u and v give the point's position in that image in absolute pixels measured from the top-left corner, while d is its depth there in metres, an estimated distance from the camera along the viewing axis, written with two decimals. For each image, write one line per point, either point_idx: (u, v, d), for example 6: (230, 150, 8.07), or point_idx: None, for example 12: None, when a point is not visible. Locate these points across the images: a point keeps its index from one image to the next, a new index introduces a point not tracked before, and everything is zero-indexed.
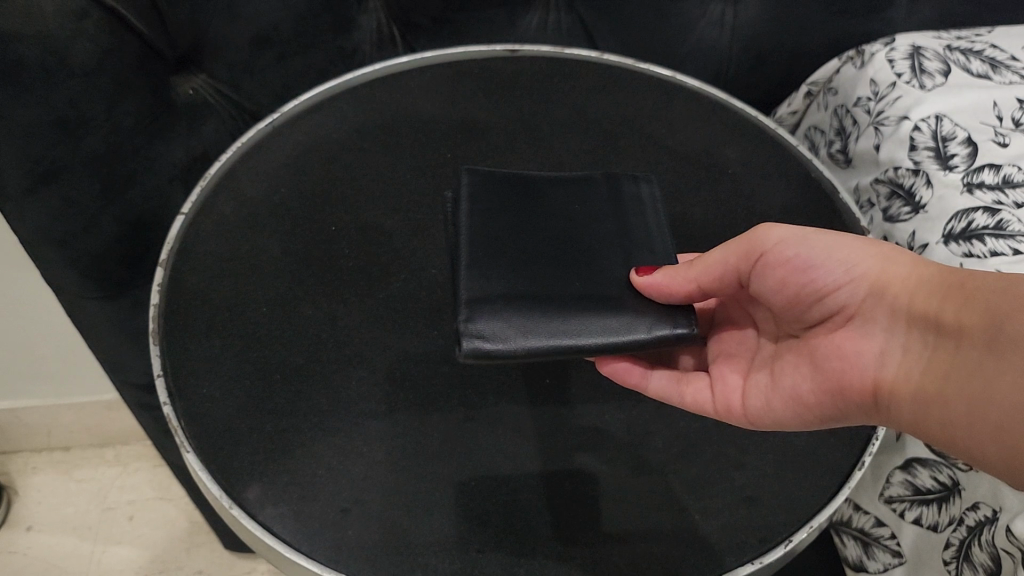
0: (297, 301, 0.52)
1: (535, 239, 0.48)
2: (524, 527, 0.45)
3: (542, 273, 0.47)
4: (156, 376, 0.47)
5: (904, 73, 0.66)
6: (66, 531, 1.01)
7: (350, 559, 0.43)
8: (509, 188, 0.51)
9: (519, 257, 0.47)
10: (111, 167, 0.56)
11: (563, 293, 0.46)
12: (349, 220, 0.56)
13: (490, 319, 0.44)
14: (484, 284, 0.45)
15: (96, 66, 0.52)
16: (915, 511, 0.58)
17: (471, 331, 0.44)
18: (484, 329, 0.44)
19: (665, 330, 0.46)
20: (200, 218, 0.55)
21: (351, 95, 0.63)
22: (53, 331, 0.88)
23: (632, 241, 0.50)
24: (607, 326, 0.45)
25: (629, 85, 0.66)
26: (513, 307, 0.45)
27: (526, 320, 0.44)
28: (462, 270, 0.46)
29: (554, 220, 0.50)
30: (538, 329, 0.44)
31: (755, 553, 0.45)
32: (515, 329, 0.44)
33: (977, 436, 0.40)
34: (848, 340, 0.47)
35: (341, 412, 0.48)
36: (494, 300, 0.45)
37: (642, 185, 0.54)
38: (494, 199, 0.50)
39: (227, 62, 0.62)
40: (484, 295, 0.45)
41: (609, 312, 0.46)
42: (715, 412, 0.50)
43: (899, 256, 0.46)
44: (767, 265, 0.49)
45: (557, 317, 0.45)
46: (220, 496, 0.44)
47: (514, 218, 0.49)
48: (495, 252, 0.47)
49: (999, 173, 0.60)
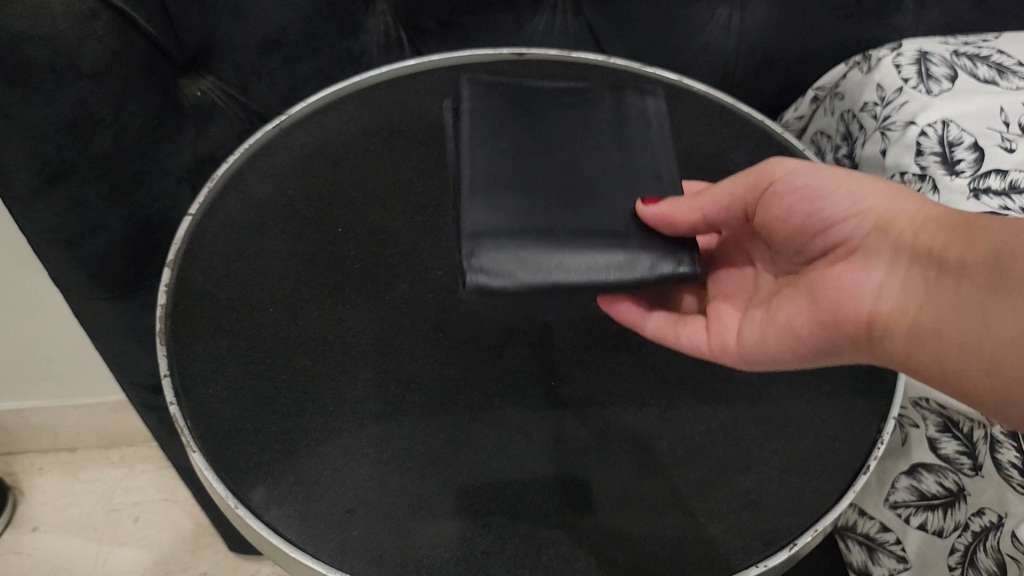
0: (304, 303, 0.52)
1: (536, 170, 0.50)
2: (531, 528, 0.44)
3: (544, 203, 0.48)
4: (162, 375, 0.48)
5: (911, 78, 0.66)
6: (72, 532, 1.01)
7: (355, 559, 0.43)
8: (512, 114, 0.53)
9: (522, 188, 0.49)
10: (120, 168, 0.56)
11: (566, 229, 0.47)
12: (356, 223, 0.56)
13: (492, 253, 0.46)
14: (482, 215, 0.47)
15: (105, 68, 0.52)
16: (921, 516, 0.58)
17: (474, 266, 0.45)
18: (487, 263, 0.45)
19: (664, 267, 0.47)
20: (207, 220, 0.55)
21: (358, 97, 0.63)
22: (55, 328, 0.89)
23: (631, 181, 0.51)
24: (606, 261, 0.46)
25: (636, 89, 0.66)
26: (515, 242, 0.46)
27: (526, 252, 0.46)
28: (467, 202, 0.48)
29: (556, 155, 0.51)
30: (537, 261, 0.46)
31: (760, 557, 0.44)
32: (516, 263, 0.45)
33: (970, 375, 0.41)
34: (847, 273, 0.48)
35: (347, 413, 0.48)
36: (494, 233, 0.46)
37: (649, 101, 0.56)
38: (501, 134, 0.52)
39: (235, 66, 0.62)
40: (486, 227, 0.47)
41: (607, 245, 0.47)
42: (708, 349, 0.53)
43: (907, 196, 0.48)
44: (772, 195, 0.51)
45: (556, 251, 0.46)
46: (225, 497, 0.44)
47: (514, 144, 0.51)
48: (498, 182, 0.49)
49: (1005, 178, 0.61)
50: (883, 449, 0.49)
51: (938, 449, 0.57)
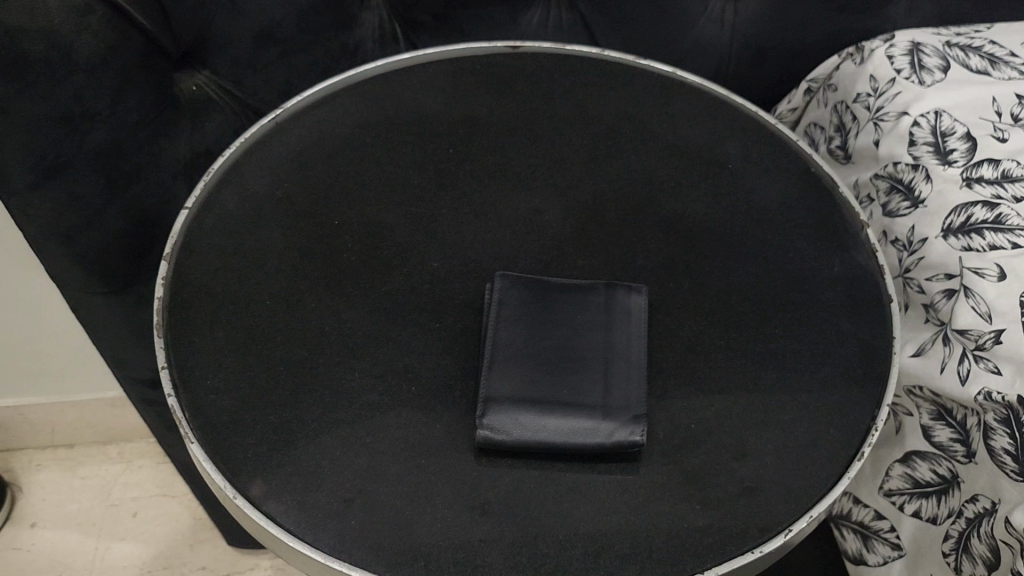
0: (301, 295, 0.52)
1: (534, 324, 0.50)
2: (527, 517, 0.45)
3: (536, 387, 0.48)
4: (161, 368, 0.48)
5: (904, 69, 0.67)
6: (71, 527, 1.01)
7: (353, 549, 0.43)
8: (528, 305, 0.51)
9: (521, 359, 0.49)
10: (117, 163, 0.57)
11: (549, 396, 0.48)
12: (353, 215, 0.57)
13: (499, 413, 0.47)
14: (491, 382, 0.48)
15: (99, 63, 0.52)
16: (915, 504, 0.59)
17: (484, 424, 0.46)
18: (494, 419, 0.47)
19: (623, 434, 0.46)
20: (204, 213, 0.55)
21: (353, 90, 0.63)
22: (48, 315, 0.88)
23: (610, 333, 0.51)
24: (581, 427, 0.47)
25: (631, 81, 0.66)
26: (515, 406, 0.47)
27: (523, 414, 0.47)
28: (483, 372, 0.48)
29: (553, 287, 0.53)
30: (527, 422, 0.47)
31: (756, 542, 0.44)
32: (514, 421, 0.47)
33: None
34: None
35: (346, 404, 0.48)
36: (503, 400, 0.47)
37: (634, 299, 0.52)
38: (510, 281, 0.52)
39: (231, 60, 0.62)
40: (493, 394, 0.47)
41: (579, 415, 0.47)
42: None
43: None
44: None
45: (541, 414, 0.47)
46: (224, 487, 0.44)
47: (513, 341, 0.50)
48: (505, 367, 0.49)
49: (998, 167, 0.60)
50: (878, 435, 0.49)
51: (932, 437, 0.58)
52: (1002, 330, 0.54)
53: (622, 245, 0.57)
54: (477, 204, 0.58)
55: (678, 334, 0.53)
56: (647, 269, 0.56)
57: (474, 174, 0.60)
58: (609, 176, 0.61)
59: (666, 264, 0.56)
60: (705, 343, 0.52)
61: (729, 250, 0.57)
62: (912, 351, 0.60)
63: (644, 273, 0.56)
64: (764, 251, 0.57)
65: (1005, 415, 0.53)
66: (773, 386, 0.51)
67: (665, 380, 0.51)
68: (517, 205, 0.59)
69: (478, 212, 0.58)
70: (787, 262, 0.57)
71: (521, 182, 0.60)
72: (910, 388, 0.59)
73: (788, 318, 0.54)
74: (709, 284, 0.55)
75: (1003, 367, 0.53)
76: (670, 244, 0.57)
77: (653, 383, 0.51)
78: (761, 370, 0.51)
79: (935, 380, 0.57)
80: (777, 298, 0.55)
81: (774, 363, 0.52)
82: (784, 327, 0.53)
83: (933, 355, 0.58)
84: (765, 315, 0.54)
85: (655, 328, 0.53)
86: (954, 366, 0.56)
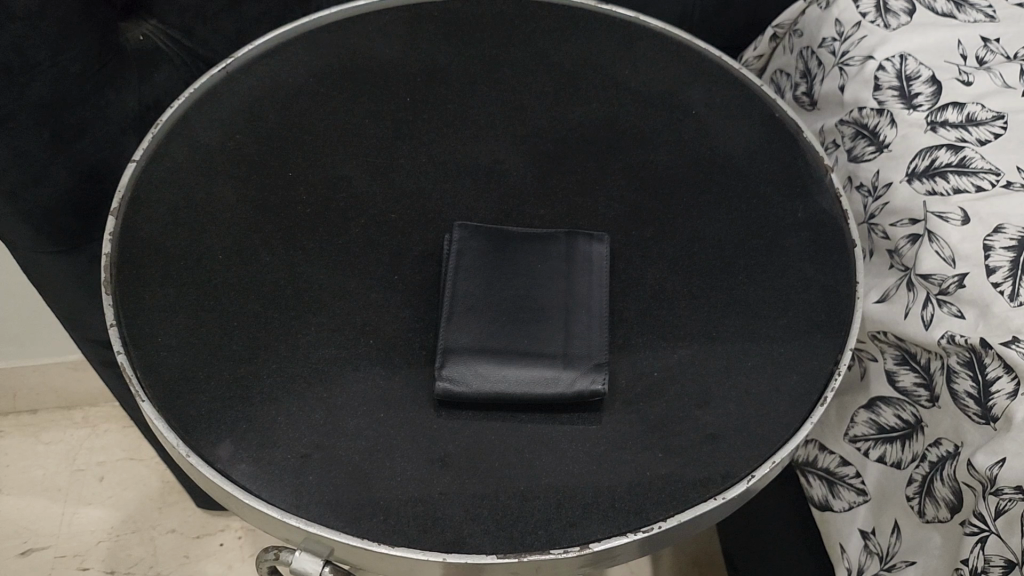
0: (254, 249, 0.51)
1: (493, 273, 0.50)
2: (488, 467, 0.44)
3: (499, 337, 0.47)
4: (109, 325, 0.46)
5: (869, 13, 0.66)
6: (36, 493, 1.00)
7: (310, 505, 0.42)
8: (491, 254, 0.50)
9: (484, 309, 0.48)
10: (61, 116, 0.55)
11: (513, 347, 0.47)
12: (308, 167, 0.55)
13: (460, 365, 0.46)
14: (452, 334, 0.47)
15: (38, 9, 0.50)
16: (880, 449, 0.59)
17: (445, 375, 0.45)
18: (456, 371, 0.46)
19: (584, 383, 0.46)
20: (153, 166, 0.54)
21: (306, 40, 0.62)
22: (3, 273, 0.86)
23: (571, 282, 0.50)
24: (542, 377, 0.46)
25: (592, 27, 0.65)
26: (478, 357, 0.46)
27: (485, 365, 0.46)
28: (444, 323, 0.48)
29: (515, 236, 0.52)
30: (489, 373, 0.46)
31: (718, 489, 0.44)
32: (475, 373, 0.46)
33: None
34: None
35: (302, 359, 0.47)
36: (464, 351, 0.46)
37: (596, 247, 0.51)
38: (469, 232, 0.51)
39: (179, 9, 0.60)
40: (455, 346, 0.47)
41: (540, 364, 0.46)
42: None
43: None
44: None
45: (502, 365, 0.46)
46: (177, 445, 0.43)
47: (477, 293, 0.49)
48: (469, 317, 0.48)
49: (962, 111, 0.59)
50: (841, 380, 0.48)
51: (896, 382, 0.58)
52: (966, 274, 0.54)
53: (583, 193, 0.56)
54: (436, 155, 0.57)
55: (639, 283, 0.52)
56: (610, 218, 0.55)
57: (432, 123, 0.59)
58: (570, 124, 0.59)
59: (629, 212, 0.55)
60: (667, 292, 0.52)
61: (692, 196, 0.56)
62: (876, 297, 0.60)
63: (605, 221, 0.55)
64: (728, 197, 0.56)
65: (968, 358, 0.53)
66: (736, 333, 0.50)
67: (627, 329, 0.50)
68: (477, 155, 0.57)
69: (437, 161, 0.57)
70: (750, 209, 0.56)
71: (480, 131, 0.59)
72: (874, 333, 0.59)
73: (751, 265, 0.53)
74: (671, 232, 0.55)
75: (966, 311, 0.53)
76: (633, 192, 0.56)
77: (615, 331, 0.50)
78: (723, 318, 0.51)
79: (899, 326, 0.57)
80: (740, 246, 0.54)
81: (736, 311, 0.51)
82: (746, 274, 0.53)
83: (897, 300, 0.58)
84: (728, 263, 0.53)
85: (616, 277, 0.52)
86: (917, 311, 0.56)
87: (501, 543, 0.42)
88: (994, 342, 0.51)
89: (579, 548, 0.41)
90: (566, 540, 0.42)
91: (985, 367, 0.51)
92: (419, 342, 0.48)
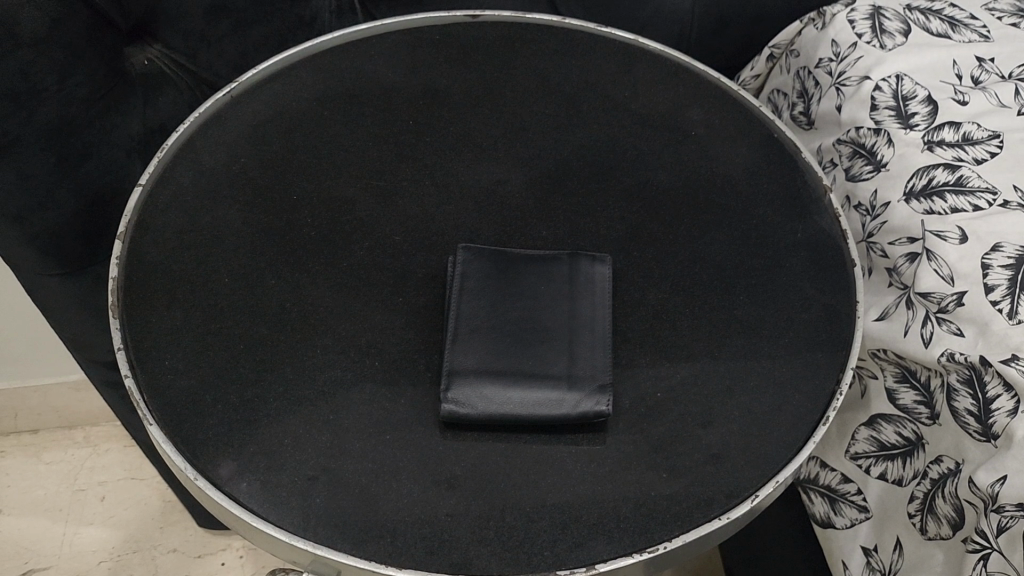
0: (260, 272, 0.52)
1: (497, 294, 0.50)
2: (494, 488, 0.44)
3: (504, 359, 0.48)
4: (116, 349, 0.47)
5: (865, 34, 0.67)
6: (38, 513, 0.99)
7: (317, 528, 0.42)
8: (495, 277, 0.51)
9: (489, 331, 0.49)
10: (67, 140, 0.55)
11: (518, 369, 0.47)
12: (311, 189, 0.56)
13: (466, 387, 0.46)
14: (457, 356, 0.47)
15: (44, 36, 0.51)
16: (881, 466, 0.59)
17: (450, 398, 0.46)
18: (461, 393, 0.46)
19: (588, 405, 0.46)
20: (158, 190, 0.54)
21: (309, 64, 0.62)
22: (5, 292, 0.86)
23: (575, 304, 0.50)
24: (547, 399, 0.46)
25: (592, 49, 0.65)
26: (484, 379, 0.47)
27: (491, 388, 0.46)
28: (449, 345, 0.48)
29: (518, 258, 0.52)
30: (495, 396, 0.46)
31: (722, 509, 0.44)
32: (481, 395, 0.46)
33: None
34: None
35: (308, 381, 0.47)
36: (470, 373, 0.47)
37: (597, 269, 0.52)
38: (473, 254, 0.51)
39: (182, 33, 0.61)
40: (460, 368, 0.47)
41: (545, 385, 0.47)
42: None
43: None
44: None
45: (508, 387, 0.46)
46: (185, 469, 0.43)
47: (482, 315, 0.49)
48: (473, 339, 0.48)
49: (959, 130, 0.60)
50: (843, 399, 0.49)
51: (895, 400, 0.58)
52: (965, 292, 0.54)
53: (586, 215, 0.57)
54: (438, 176, 0.58)
55: (641, 303, 0.53)
56: (612, 239, 0.55)
57: (434, 145, 0.59)
58: (571, 145, 0.60)
59: (631, 233, 0.56)
60: (669, 312, 0.52)
61: (693, 216, 0.57)
62: (876, 315, 0.60)
63: (608, 242, 0.55)
64: (729, 217, 0.57)
65: (968, 376, 0.53)
66: (738, 353, 0.51)
67: (630, 350, 0.50)
68: (479, 176, 0.58)
69: (439, 183, 0.57)
70: (750, 228, 0.56)
71: (483, 153, 0.59)
72: (875, 351, 0.59)
73: (752, 285, 0.54)
74: (673, 253, 0.55)
75: (965, 329, 0.54)
76: (634, 212, 0.57)
77: (618, 352, 0.50)
78: (726, 338, 0.51)
79: (898, 344, 0.57)
80: (741, 266, 0.55)
81: (738, 332, 0.51)
82: (747, 294, 0.53)
83: (897, 319, 0.58)
84: (730, 283, 0.54)
85: (618, 297, 0.53)
86: (917, 329, 0.56)
87: (507, 565, 0.42)
88: (993, 359, 0.52)
89: (586, 569, 0.41)
90: (571, 562, 0.42)
91: (984, 385, 0.52)
92: (423, 364, 0.49)
